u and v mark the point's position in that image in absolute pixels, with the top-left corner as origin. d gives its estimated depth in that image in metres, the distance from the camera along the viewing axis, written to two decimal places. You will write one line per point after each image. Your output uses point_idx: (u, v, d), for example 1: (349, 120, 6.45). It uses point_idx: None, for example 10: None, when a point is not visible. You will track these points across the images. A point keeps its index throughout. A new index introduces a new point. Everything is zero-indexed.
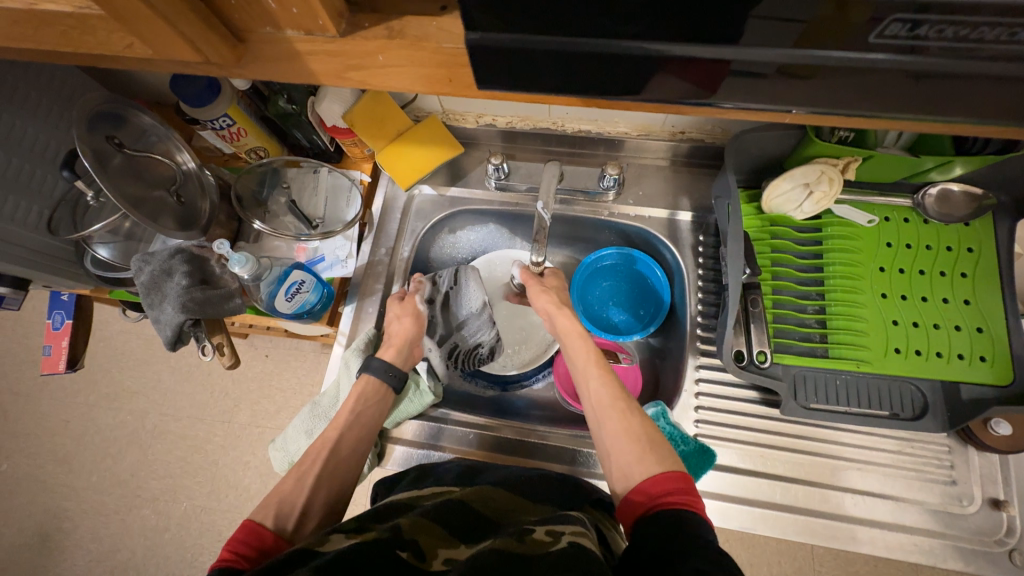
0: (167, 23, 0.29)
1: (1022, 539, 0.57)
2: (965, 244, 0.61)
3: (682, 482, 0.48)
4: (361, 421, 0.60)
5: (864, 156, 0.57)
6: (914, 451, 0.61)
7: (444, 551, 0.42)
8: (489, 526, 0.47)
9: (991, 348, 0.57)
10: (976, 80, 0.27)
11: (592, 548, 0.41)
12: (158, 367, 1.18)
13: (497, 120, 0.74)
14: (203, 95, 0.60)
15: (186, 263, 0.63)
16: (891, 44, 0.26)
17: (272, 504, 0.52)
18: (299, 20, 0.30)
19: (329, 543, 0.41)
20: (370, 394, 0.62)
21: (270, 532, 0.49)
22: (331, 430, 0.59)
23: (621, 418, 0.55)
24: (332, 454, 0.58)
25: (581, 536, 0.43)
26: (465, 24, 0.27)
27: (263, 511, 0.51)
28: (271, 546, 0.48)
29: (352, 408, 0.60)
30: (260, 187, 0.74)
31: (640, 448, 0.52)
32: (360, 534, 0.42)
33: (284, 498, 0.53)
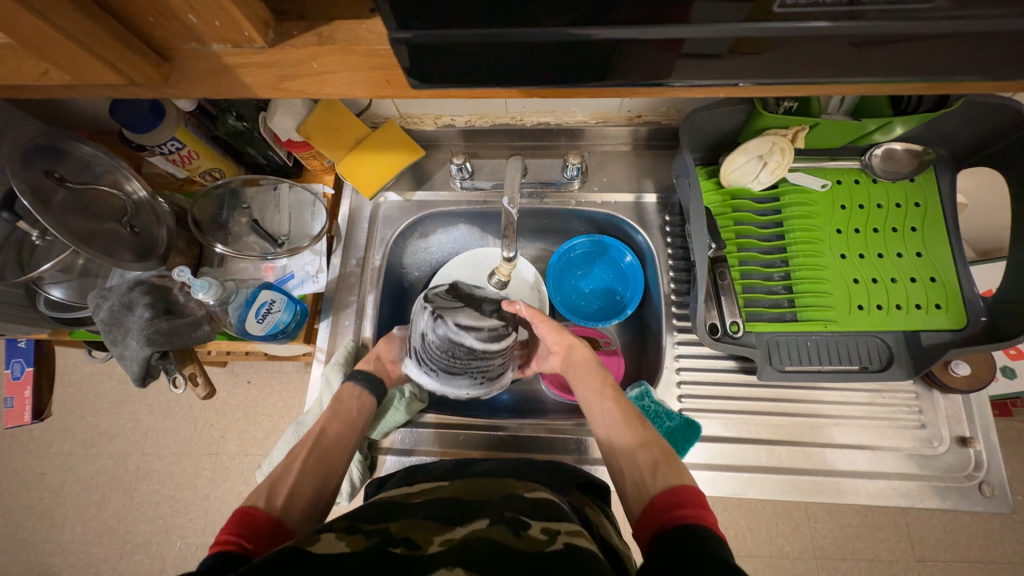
0: (81, 46, 0.28)
1: (990, 471, 0.60)
2: (913, 199, 0.63)
3: (694, 497, 0.45)
4: (346, 413, 0.61)
5: (811, 123, 0.58)
6: (885, 400, 0.63)
7: (438, 537, 0.43)
8: (479, 508, 0.47)
9: (945, 295, 0.60)
10: (891, 39, 0.28)
11: (591, 547, 0.41)
12: (135, 407, 1.14)
13: (456, 120, 0.73)
14: (146, 120, 0.58)
15: (147, 293, 0.61)
16: (809, 12, 0.27)
17: (264, 489, 0.52)
18: (223, 33, 0.30)
19: (320, 544, 0.41)
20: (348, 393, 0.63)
21: (262, 513, 0.49)
22: (318, 422, 0.60)
23: (634, 434, 0.54)
24: (319, 446, 0.58)
25: (580, 536, 0.42)
26: (391, 25, 0.27)
27: (255, 497, 0.51)
28: (263, 525, 0.47)
29: (336, 405, 0.61)
30: (220, 210, 0.72)
31: (653, 462, 0.51)
32: (352, 538, 0.42)
33: (274, 485, 0.53)
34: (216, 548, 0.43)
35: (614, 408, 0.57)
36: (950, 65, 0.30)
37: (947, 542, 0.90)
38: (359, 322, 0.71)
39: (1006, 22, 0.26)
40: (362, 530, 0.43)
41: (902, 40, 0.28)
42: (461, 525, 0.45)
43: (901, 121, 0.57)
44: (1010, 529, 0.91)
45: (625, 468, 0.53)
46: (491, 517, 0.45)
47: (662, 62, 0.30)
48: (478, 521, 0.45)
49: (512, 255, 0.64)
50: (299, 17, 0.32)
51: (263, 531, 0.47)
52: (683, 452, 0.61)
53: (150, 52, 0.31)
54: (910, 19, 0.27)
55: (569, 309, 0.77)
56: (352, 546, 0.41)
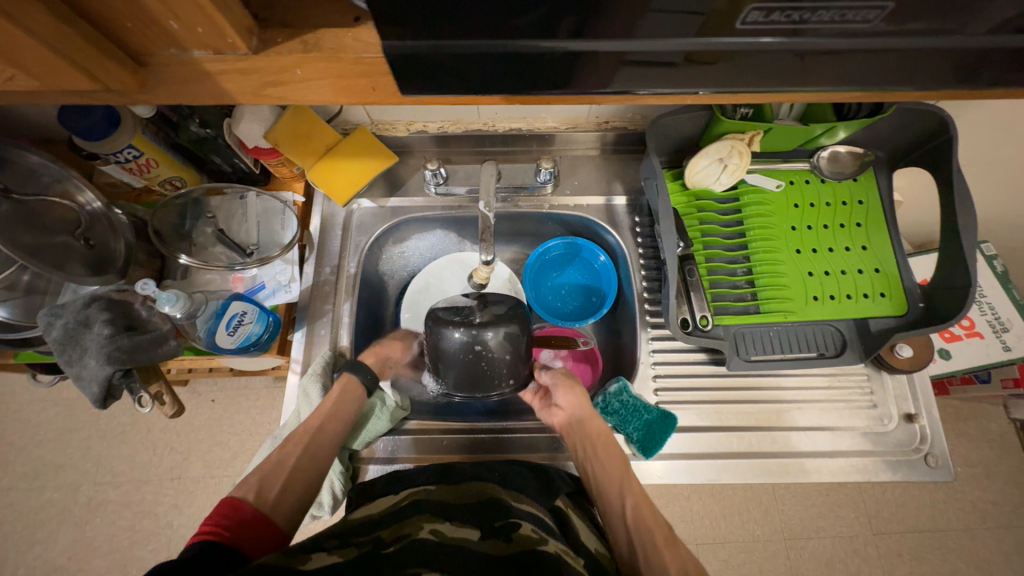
0: (53, 52, 0.27)
1: (934, 443, 0.66)
2: (857, 197, 0.69)
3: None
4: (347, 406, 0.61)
5: (764, 128, 0.63)
6: (842, 383, 0.68)
7: (428, 523, 0.46)
8: (469, 514, 0.49)
9: (888, 284, 0.66)
10: (836, 51, 0.31)
11: (576, 567, 0.44)
12: (86, 433, 1.06)
13: (428, 127, 0.74)
14: (100, 127, 0.55)
15: (106, 309, 0.57)
16: (761, 27, 0.29)
17: (261, 475, 0.54)
18: (205, 39, 0.29)
19: (311, 561, 0.39)
20: (347, 391, 0.62)
21: (249, 506, 0.51)
22: (317, 414, 0.59)
23: (666, 547, 0.53)
24: (315, 437, 0.58)
25: (566, 552, 0.45)
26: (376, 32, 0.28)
27: (245, 485, 0.53)
28: (249, 517, 0.50)
29: (335, 400, 0.61)
30: (182, 220, 0.69)
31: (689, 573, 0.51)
32: (343, 550, 0.41)
33: (270, 473, 0.55)
34: (200, 538, 0.46)
35: (647, 515, 0.56)
36: (890, 75, 0.33)
37: (900, 514, 0.98)
38: (335, 331, 0.69)
39: (933, 36, 0.30)
40: (355, 542, 0.43)
41: (845, 50, 0.31)
42: (454, 529, 0.46)
43: (843, 125, 0.62)
44: (951, 499, 0.99)
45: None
46: (482, 526, 0.47)
47: (633, 71, 0.32)
48: (470, 530, 0.46)
49: (490, 259, 0.65)
50: (280, 24, 0.32)
51: (246, 523, 0.49)
52: (661, 443, 0.63)
53: (126, 59, 0.30)
54: (846, 35, 0.30)
55: (545, 309, 0.79)
56: (344, 557, 0.40)
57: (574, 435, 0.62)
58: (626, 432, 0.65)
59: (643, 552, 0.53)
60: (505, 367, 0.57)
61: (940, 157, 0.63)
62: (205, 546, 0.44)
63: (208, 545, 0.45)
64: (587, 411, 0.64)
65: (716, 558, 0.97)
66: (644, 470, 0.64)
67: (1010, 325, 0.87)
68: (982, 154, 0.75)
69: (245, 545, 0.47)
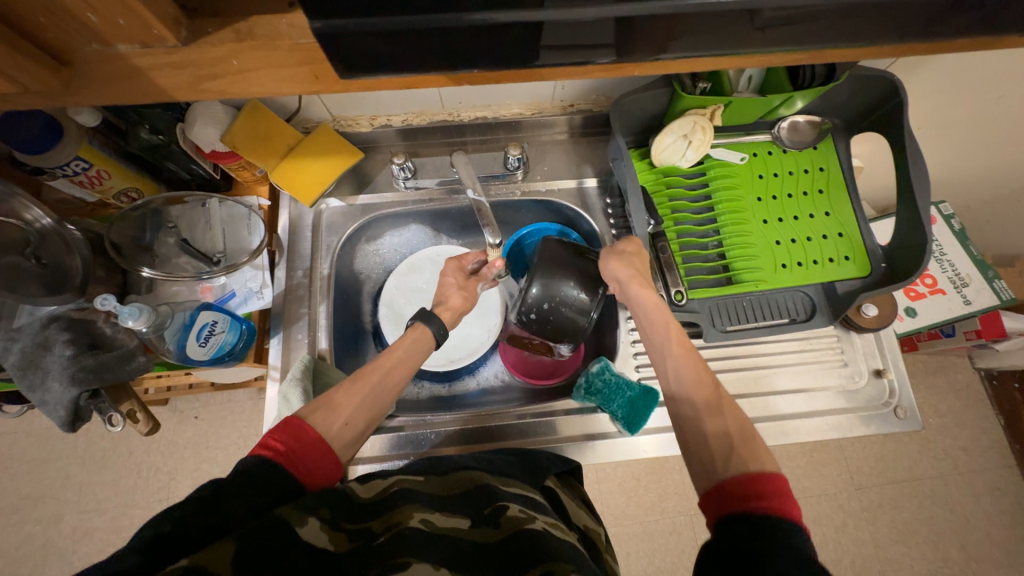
0: None
1: (902, 396, 0.69)
2: (817, 164, 0.71)
3: (778, 483, 0.41)
4: (412, 358, 0.60)
5: (724, 102, 0.63)
6: (814, 345, 0.71)
7: (419, 513, 0.44)
8: (461, 501, 0.48)
9: (852, 247, 0.68)
10: (776, 13, 0.31)
11: (567, 540, 0.44)
12: (64, 462, 1.03)
13: (392, 120, 0.73)
14: (41, 139, 0.52)
15: (66, 329, 0.55)
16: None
17: (325, 405, 0.52)
18: (129, 33, 0.28)
19: (307, 528, 0.39)
20: (416, 345, 0.61)
21: (313, 432, 0.49)
22: (388, 359, 0.58)
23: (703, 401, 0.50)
24: (379, 383, 0.56)
25: (555, 526, 0.45)
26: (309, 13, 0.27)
27: (310, 409, 0.51)
28: (310, 443, 0.48)
29: (404, 351, 0.59)
30: (141, 232, 0.66)
31: (728, 435, 0.47)
32: (333, 534, 0.41)
33: (332, 406, 0.52)
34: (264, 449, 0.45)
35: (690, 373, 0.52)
36: (833, 31, 0.33)
37: (879, 468, 1.03)
38: (313, 334, 0.68)
39: None
40: (345, 528, 0.42)
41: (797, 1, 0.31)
42: (443, 518, 0.45)
43: (798, 95, 0.62)
44: (925, 448, 1.05)
45: (693, 442, 0.48)
46: (470, 514, 0.46)
47: (586, 35, 0.31)
48: (459, 519, 0.45)
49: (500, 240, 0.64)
50: (214, 14, 0.31)
51: (310, 446, 0.48)
52: (645, 417, 0.65)
53: (45, 56, 0.28)
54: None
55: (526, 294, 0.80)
56: (336, 546, 0.39)
57: (630, 306, 0.59)
58: (612, 410, 0.65)
59: (676, 397, 0.52)
60: (574, 308, 0.62)
61: (893, 119, 0.65)
62: (258, 466, 0.43)
63: (262, 464, 0.44)
64: (641, 283, 0.58)
65: None
66: (635, 446, 0.66)
67: (968, 280, 0.91)
68: (933, 115, 0.78)
69: (297, 469, 0.46)
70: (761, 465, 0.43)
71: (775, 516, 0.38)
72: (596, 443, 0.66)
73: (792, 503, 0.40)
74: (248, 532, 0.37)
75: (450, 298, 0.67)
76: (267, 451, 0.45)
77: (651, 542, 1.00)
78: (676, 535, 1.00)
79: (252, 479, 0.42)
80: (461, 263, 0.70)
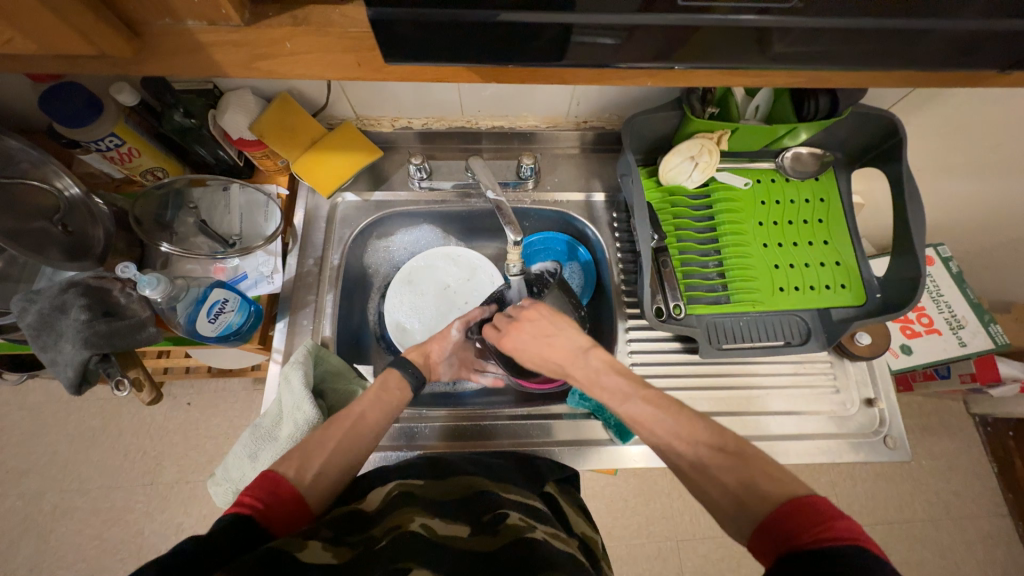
0: (54, 14, 0.28)
1: (893, 426, 0.69)
2: (819, 195, 0.74)
3: (800, 503, 0.37)
4: (387, 400, 0.57)
5: (731, 128, 0.66)
6: (807, 370, 0.72)
7: (420, 518, 0.46)
8: (463, 507, 0.50)
9: (848, 276, 0.70)
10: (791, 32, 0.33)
11: (565, 550, 0.45)
12: (53, 438, 1.03)
13: (412, 123, 0.76)
14: (82, 115, 0.55)
15: (83, 295, 0.57)
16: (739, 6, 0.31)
17: (298, 452, 0.49)
18: (200, 10, 0.31)
19: (308, 550, 0.39)
20: (392, 385, 0.59)
21: (289, 482, 0.46)
22: (358, 403, 0.55)
23: (666, 431, 0.47)
24: (353, 428, 0.53)
25: (555, 537, 0.46)
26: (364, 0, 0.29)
27: (283, 458, 0.48)
28: (286, 494, 0.45)
29: (376, 392, 0.57)
30: (163, 210, 0.69)
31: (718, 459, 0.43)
32: (337, 548, 0.41)
33: (307, 454, 0.49)
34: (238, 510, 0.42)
35: (651, 410, 0.49)
36: (842, 56, 0.35)
37: (869, 506, 1.02)
38: (318, 321, 0.70)
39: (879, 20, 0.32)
40: (349, 541, 0.43)
41: (802, 31, 0.33)
42: (443, 526, 0.46)
43: (803, 127, 0.65)
44: (916, 490, 1.04)
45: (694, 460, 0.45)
46: (470, 522, 0.48)
47: (605, 41, 0.33)
48: (459, 526, 0.47)
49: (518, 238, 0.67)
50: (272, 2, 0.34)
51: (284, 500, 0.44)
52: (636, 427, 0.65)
53: (121, 25, 0.31)
54: (804, 15, 0.32)
55: None
56: (339, 557, 0.40)
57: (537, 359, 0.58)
58: (604, 418, 0.66)
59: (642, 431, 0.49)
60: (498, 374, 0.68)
61: (893, 155, 0.68)
62: (235, 525, 0.40)
63: (236, 525, 0.40)
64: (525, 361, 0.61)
65: (696, 555, 0.99)
66: (626, 455, 0.66)
67: (964, 322, 0.92)
68: (931, 157, 0.81)
69: (273, 523, 0.43)
70: (776, 497, 0.39)
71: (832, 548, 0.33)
72: (586, 449, 0.66)
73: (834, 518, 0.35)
74: (253, 560, 0.36)
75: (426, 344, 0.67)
76: (242, 510, 0.42)
77: (635, 565, 0.99)
78: (661, 560, 0.99)
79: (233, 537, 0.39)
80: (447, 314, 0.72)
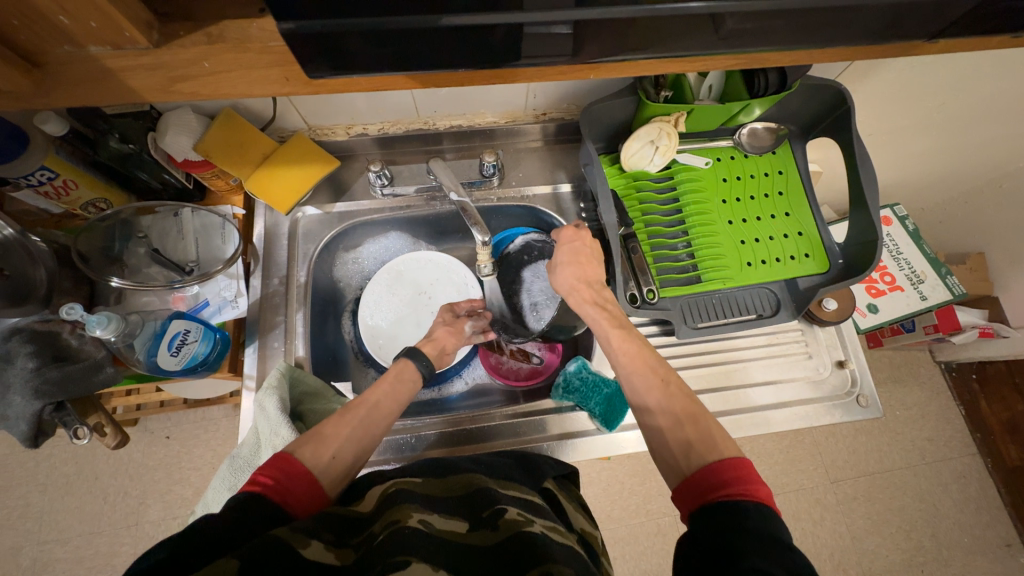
0: None
1: (864, 385, 0.72)
2: (777, 168, 0.75)
3: (745, 469, 0.42)
4: (401, 393, 0.59)
5: (686, 109, 0.66)
6: (780, 339, 0.74)
7: (416, 513, 0.42)
8: (463, 502, 0.46)
9: (811, 245, 0.72)
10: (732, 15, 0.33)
11: (567, 544, 0.42)
12: (24, 490, 0.98)
13: (368, 129, 0.74)
14: (5, 147, 0.52)
15: (29, 342, 0.54)
16: None
17: (313, 438, 0.50)
18: (102, 36, 0.29)
19: (311, 549, 0.37)
20: (405, 376, 0.61)
21: (301, 465, 0.47)
22: (373, 394, 0.56)
23: (658, 403, 0.51)
24: (367, 417, 0.54)
25: (553, 530, 0.43)
26: (275, 14, 0.28)
27: (297, 444, 0.49)
28: (300, 478, 0.45)
29: (390, 383, 0.59)
30: (110, 243, 0.65)
31: (692, 435, 0.47)
32: (340, 550, 0.39)
33: (320, 441, 0.50)
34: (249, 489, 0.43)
35: (657, 385, 0.52)
36: (778, 32, 0.35)
37: (851, 461, 1.07)
38: (290, 342, 0.68)
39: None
40: (351, 542, 0.40)
41: (751, 11, 0.33)
42: (443, 521, 0.43)
43: (756, 103, 0.66)
44: (893, 441, 1.09)
45: (655, 430, 0.51)
46: (468, 517, 0.44)
47: (541, 38, 0.33)
48: (458, 522, 0.43)
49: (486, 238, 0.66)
50: (185, 19, 0.32)
51: (300, 483, 0.45)
52: (622, 413, 0.66)
53: (14, 57, 0.29)
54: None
55: None
56: (342, 559, 0.38)
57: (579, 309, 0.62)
58: (590, 408, 0.67)
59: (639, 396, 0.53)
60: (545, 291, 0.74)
61: (842, 123, 0.69)
62: (247, 502, 0.41)
63: (250, 501, 0.41)
64: (582, 283, 0.62)
65: None
66: (616, 441, 0.67)
67: (924, 277, 0.96)
68: (880, 122, 0.83)
69: (291, 501, 0.44)
70: (720, 452, 0.45)
71: (750, 503, 0.39)
72: (576, 440, 0.67)
73: (759, 485, 0.41)
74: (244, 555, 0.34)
75: (435, 334, 0.69)
76: (255, 487, 0.43)
77: (637, 545, 1.01)
78: (661, 536, 1.02)
79: (242, 517, 0.39)
80: (453, 307, 0.74)
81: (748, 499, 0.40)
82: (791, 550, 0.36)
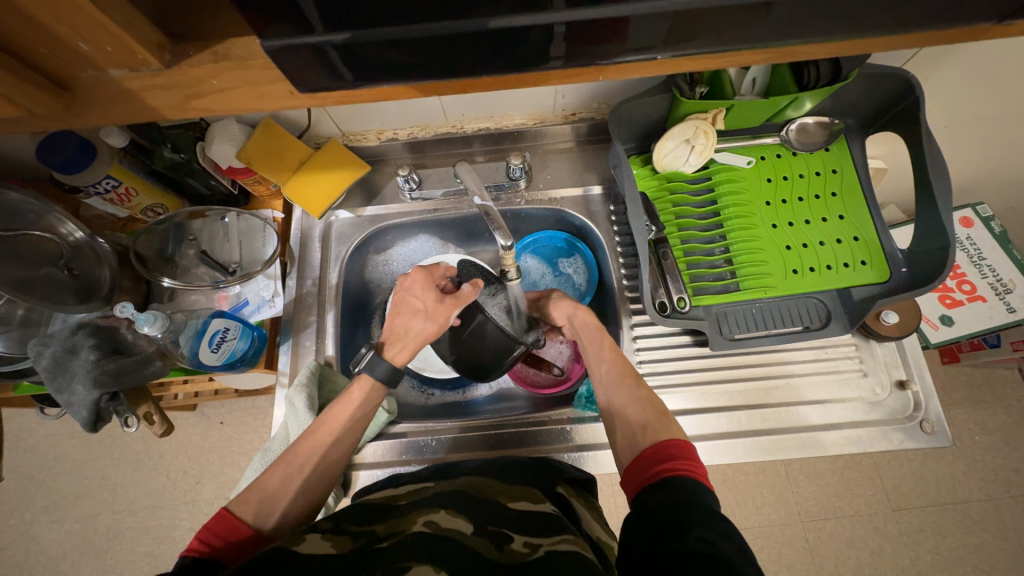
0: None
1: (929, 409, 0.64)
2: (829, 167, 0.69)
3: (686, 448, 0.43)
4: (355, 427, 0.54)
5: (726, 106, 0.62)
6: (829, 354, 0.68)
7: (422, 516, 0.43)
8: (472, 500, 0.46)
9: (868, 251, 0.65)
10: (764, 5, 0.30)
11: (575, 554, 0.39)
12: (100, 463, 1.09)
13: (398, 134, 0.75)
14: (77, 159, 0.57)
15: (92, 336, 0.59)
16: None
17: (256, 490, 0.48)
18: (118, 59, 0.32)
19: (308, 542, 0.39)
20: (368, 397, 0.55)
21: (247, 525, 0.46)
22: (321, 432, 0.52)
23: (625, 392, 0.52)
24: (318, 462, 0.51)
25: (563, 544, 0.40)
26: (266, 31, 0.29)
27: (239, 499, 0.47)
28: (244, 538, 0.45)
29: (338, 415, 0.53)
30: (165, 244, 0.70)
31: (650, 439, 0.45)
32: (338, 539, 0.41)
33: (264, 496, 0.48)
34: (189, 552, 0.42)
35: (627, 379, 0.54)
36: (807, 19, 0.32)
37: (918, 488, 0.96)
38: (321, 341, 0.70)
39: None
40: (350, 530, 0.42)
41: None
42: (448, 518, 0.43)
43: (806, 96, 0.60)
44: (969, 468, 0.97)
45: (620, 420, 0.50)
46: (476, 519, 0.43)
47: (552, 39, 0.31)
48: (464, 520, 0.43)
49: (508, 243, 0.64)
50: (195, 40, 0.35)
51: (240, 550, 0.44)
52: None
53: (48, 83, 0.32)
54: None
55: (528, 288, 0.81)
56: (338, 547, 0.40)
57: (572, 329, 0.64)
58: None
59: (613, 409, 0.52)
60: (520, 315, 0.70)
61: (909, 116, 0.62)
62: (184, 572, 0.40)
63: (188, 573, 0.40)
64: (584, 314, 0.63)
65: None
66: None
67: (1012, 286, 0.85)
68: (956, 113, 0.74)
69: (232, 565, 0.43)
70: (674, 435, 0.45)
71: (689, 476, 0.40)
72: (598, 451, 0.65)
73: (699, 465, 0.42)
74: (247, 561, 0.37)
75: (411, 328, 0.57)
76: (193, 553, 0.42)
77: None
78: None
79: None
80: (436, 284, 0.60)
81: (688, 474, 0.40)
82: (723, 520, 0.36)
